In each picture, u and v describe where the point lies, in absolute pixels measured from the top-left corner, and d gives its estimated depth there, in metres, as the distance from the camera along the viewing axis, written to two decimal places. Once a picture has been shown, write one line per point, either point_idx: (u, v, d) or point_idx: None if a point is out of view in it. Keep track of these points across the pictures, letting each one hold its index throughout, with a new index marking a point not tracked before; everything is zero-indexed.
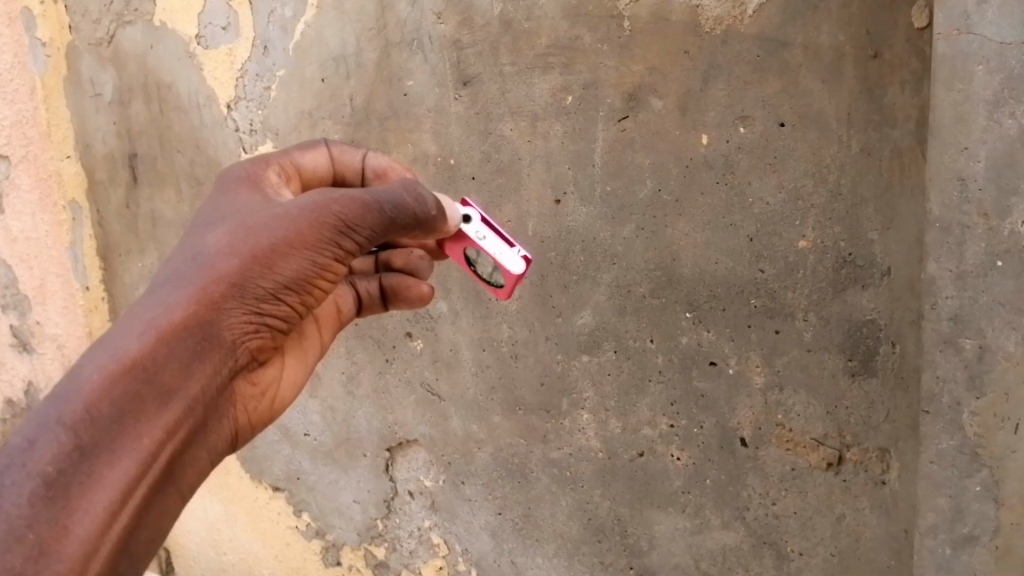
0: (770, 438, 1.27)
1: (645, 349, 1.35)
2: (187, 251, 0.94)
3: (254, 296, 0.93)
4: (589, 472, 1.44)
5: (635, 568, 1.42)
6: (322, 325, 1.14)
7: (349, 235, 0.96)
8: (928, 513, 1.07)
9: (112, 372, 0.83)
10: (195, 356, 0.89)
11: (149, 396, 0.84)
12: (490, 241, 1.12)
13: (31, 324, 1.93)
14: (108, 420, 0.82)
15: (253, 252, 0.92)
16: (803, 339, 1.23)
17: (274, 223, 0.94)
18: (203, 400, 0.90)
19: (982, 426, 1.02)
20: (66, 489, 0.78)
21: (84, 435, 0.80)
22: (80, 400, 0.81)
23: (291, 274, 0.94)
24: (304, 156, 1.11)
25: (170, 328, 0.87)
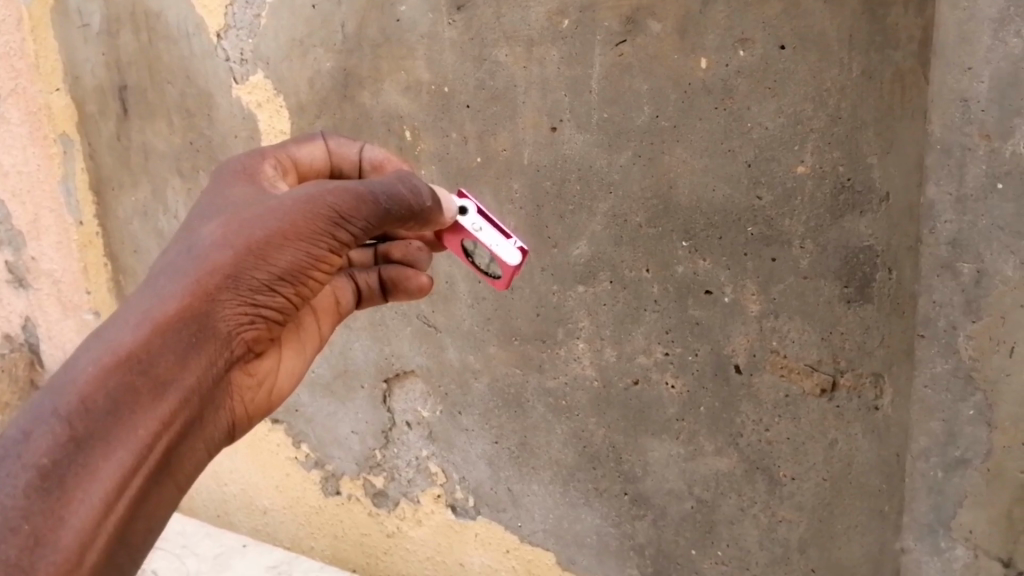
0: (763, 364, 1.27)
1: (642, 278, 1.34)
2: (182, 245, 0.95)
3: (249, 288, 0.93)
4: (584, 401, 1.45)
5: (629, 495, 1.44)
6: (322, 317, 1.15)
7: (344, 226, 0.97)
8: (921, 436, 1.08)
9: (107, 364, 0.83)
10: (190, 348, 0.89)
11: (145, 388, 0.84)
12: (487, 232, 1.15)
13: (26, 259, 1.99)
14: (104, 411, 0.82)
15: (247, 244, 0.93)
16: (799, 267, 1.21)
17: (268, 215, 0.95)
18: (199, 393, 0.90)
19: (977, 350, 1.01)
20: (61, 480, 0.78)
21: (79, 425, 0.80)
22: (75, 391, 0.81)
23: (287, 265, 0.95)
24: (301, 150, 1.16)
25: (165, 320, 0.87)
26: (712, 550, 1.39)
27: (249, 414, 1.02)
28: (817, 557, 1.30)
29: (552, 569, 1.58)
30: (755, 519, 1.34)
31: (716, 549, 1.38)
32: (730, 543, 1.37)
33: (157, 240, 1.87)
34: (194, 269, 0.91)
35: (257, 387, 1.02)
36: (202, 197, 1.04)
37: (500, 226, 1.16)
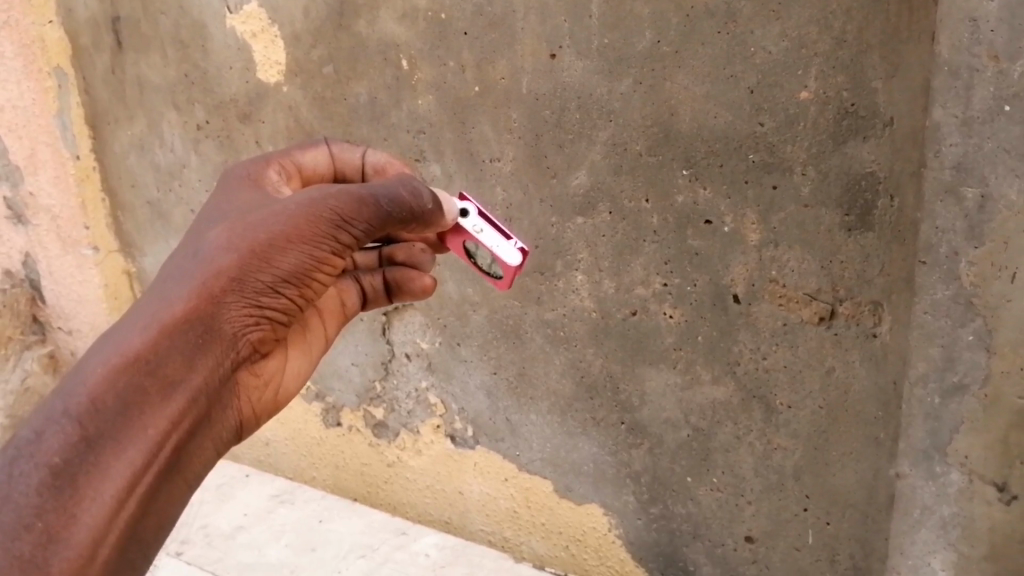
0: (762, 294, 1.26)
1: (641, 209, 1.32)
2: (189, 249, 0.96)
3: (253, 290, 0.95)
4: (581, 332, 1.45)
5: (626, 424, 1.45)
6: (325, 317, 1.17)
7: (345, 229, 0.99)
8: (920, 363, 1.09)
9: (118, 366, 0.84)
10: (198, 349, 0.90)
11: (154, 390, 0.85)
12: (488, 233, 1.15)
13: (25, 194, 1.96)
14: (115, 411, 0.83)
15: (251, 247, 0.94)
16: (800, 195, 1.20)
17: (272, 219, 0.96)
18: (207, 394, 0.92)
19: (979, 275, 1.00)
20: (73, 479, 0.79)
21: (90, 425, 0.81)
22: (86, 392, 0.82)
23: (290, 267, 0.97)
24: (305, 156, 1.17)
25: (173, 322, 0.88)
26: (708, 478, 1.40)
27: (255, 413, 1.03)
28: (812, 484, 1.31)
29: (550, 497, 1.60)
30: (751, 447, 1.35)
31: (712, 477, 1.40)
32: (726, 471, 1.38)
33: (154, 174, 1.85)
34: (201, 271, 0.92)
35: (262, 387, 1.04)
36: (209, 201, 1.05)
37: (501, 226, 1.16)
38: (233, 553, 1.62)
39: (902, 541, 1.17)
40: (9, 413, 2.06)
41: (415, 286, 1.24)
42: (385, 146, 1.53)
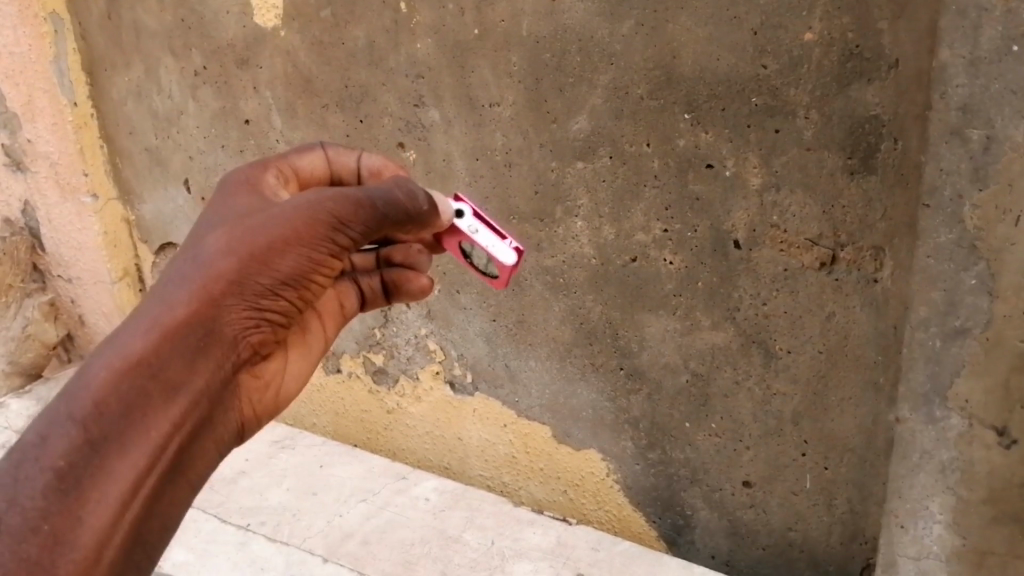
0: (763, 240, 1.25)
1: (641, 154, 1.30)
2: (188, 250, 0.91)
3: (253, 292, 0.91)
4: (581, 278, 1.44)
5: (625, 370, 1.45)
6: (326, 320, 1.12)
7: (344, 229, 0.95)
8: (922, 307, 1.08)
9: (120, 369, 0.81)
10: (199, 352, 0.87)
11: (156, 394, 0.82)
12: (482, 234, 1.11)
13: (24, 141, 1.93)
14: (117, 416, 0.79)
15: (250, 250, 0.90)
16: (803, 138, 1.17)
17: (271, 221, 0.92)
18: (208, 397, 0.89)
19: (982, 219, 1.00)
20: (77, 482, 0.76)
21: (93, 429, 0.78)
22: (87, 396, 0.79)
23: (289, 268, 0.93)
24: (301, 158, 1.10)
25: (174, 323, 0.85)
26: (706, 423, 1.41)
27: (256, 416, 1.00)
28: (810, 428, 1.32)
29: (549, 442, 1.61)
30: (750, 393, 1.35)
31: (710, 422, 1.40)
32: (724, 416, 1.38)
33: (151, 121, 1.83)
34: (200, 273, 0.88)
35: (262, 392, 1.00)
36: (203, 204, 0.99)
37: (496, 227, 1.13)
38: (234, 497, 1.63)
39: (899, 484, 1.18)
40: (11, 360, 2.08)
41: (413, 288, 1.19)
42: (383, 92, 1.50)
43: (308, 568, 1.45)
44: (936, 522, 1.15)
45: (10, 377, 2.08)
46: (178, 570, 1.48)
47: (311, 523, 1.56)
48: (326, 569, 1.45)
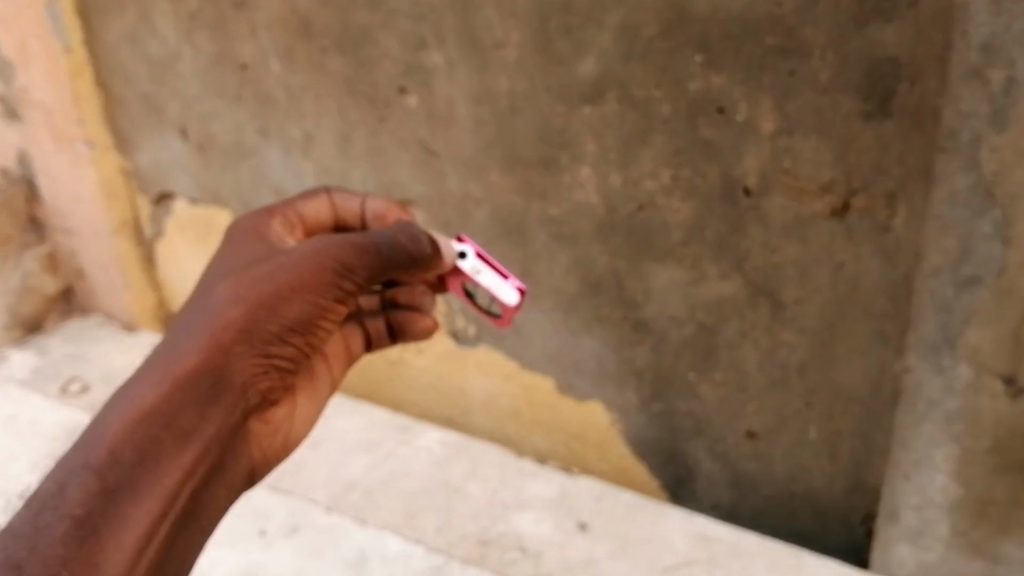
0: (774, 186, 1.22)
1: (651, 98, 1.25)
2: (197, 305, 1.04)
3: (258, 341, 1.04)
4: (587, 227, 1.40)
5: (631, 321, 1.43)
6: (333, 361, 1.22)
7: (347, 276, 1.09)
8: (934, 254, 1.06)
9: (134, 422, 0.95)
10: (207, 402, 1.00)
11: (166, 440, 0.96)
12: (486, 275, 1.22)
13: (19, 90, 1.88)
14: (132, 463, 0.93)
15: (255, 300, 1.04)
16: (818, 80, 1.14)
17: (276, 271, 1.05)
18: (215, 442, 1.02)
19: (999, 163, 0.97)
20: (95, 528, 0.89)
21: (109, 478, 0.91)
22: (105, 444, 0.93)
23: (294, 316, 1.06)
24: (306, 204, 1.22)
25: (184, 376, 0.99)
26: (711, 374, 1.39)
27: (263, 455, 1.14)
28: (817, 379, 1.31)
29: (552, 394, 1.60)
30: (756, 344, 1.33)
31: (715, 373, 1.39)
32: (730, 368, 1.37)
33: (147, 67, 1.76)
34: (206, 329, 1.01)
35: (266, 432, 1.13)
36: (220, 252, 1.14)
37: (497, 267, 1.23)
38: None
39: (906, 435, 1.17)
40: (11, 313, 2.06)
41: (415, 328, 1.28)
42: (384, 34, 1.42)
43: (310, 517, 1.45)
44: (939, 473, 1.15)
45: (11, 327, 2.07)
46: None
47: (314, 474, 1.54)
48: (330, 519, 1.44)
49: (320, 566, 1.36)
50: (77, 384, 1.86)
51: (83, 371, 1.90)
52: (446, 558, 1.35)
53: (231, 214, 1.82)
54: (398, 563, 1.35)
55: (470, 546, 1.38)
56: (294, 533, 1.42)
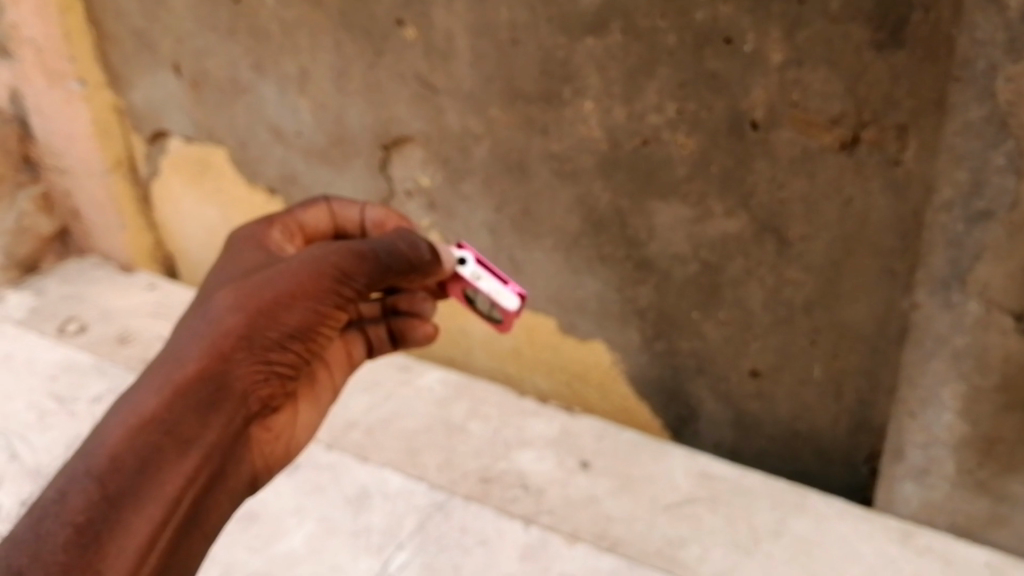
0: (782, 120, 1.18)
1: (657, 28, 1.21)
2: (198, 310, 0.99)
3: (260, 347, 0.98)
4: (589, 164, 1.37)
5: (633, 260, 1.41)
6: (334, 369, 1.17)
7: (348, 282, 1.04)
8: (946, 188, 1.03)
9: (134, 429, 0.90)
10: (210, 408, 0.94)
11: (168, 449, 0.91)
12: (486, 280, 1.17)
13: (9, 26, 1.82)
14: (134, 471, 0.88)
15: (257, 305, 0.98)
16: (829, 9, 1.09)
17: (278, 276, 1.01)
18: (218, 451, 0.96)
19: (1015, 93, 0.94)
20: (97, 535, 0.84)
21: (111, 485, 0.86)
22: (106, 451, 0.88)
23: (296, 322, 1.01)
24: (306, 214, 1.20)
25: (185, 381, 0.93)
26: (715, 313, 1.38)
27: (266, 465, 1.08)
28: (823, 317, 1.29)
29: (554, 335, 1.59)
30: (761, 282, 1.31)
31: (718, 311, 1.37)
32: (734, 306, 1.35)
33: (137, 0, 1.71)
34: (207, 334, 0.96)
35: (268, 441, 1.07)
36: (219, 261, 1.10)
37: (496, 272, 1.19)
38: None
39: (911, 372, 1.16)
40: (8, 253, 2.03)
41: (417, 334, 1.23)
42: None
43: (311, 455, 1.44)
44: (946, 411, 1.15)
45: (8, 268, 2.04)
46: None
47: None
48: (331, 457, 1.44)
49: (321, 503, 1.36)
50: (74, 324, 1.83)
51: (81, 312, 1.87)
52: (449, 495, 1.36)
53: (227, 152, 1.79)
54: (400, 501, 1.35)
55: (472, 483, 1.38)
56: (295, 471, 1.42)
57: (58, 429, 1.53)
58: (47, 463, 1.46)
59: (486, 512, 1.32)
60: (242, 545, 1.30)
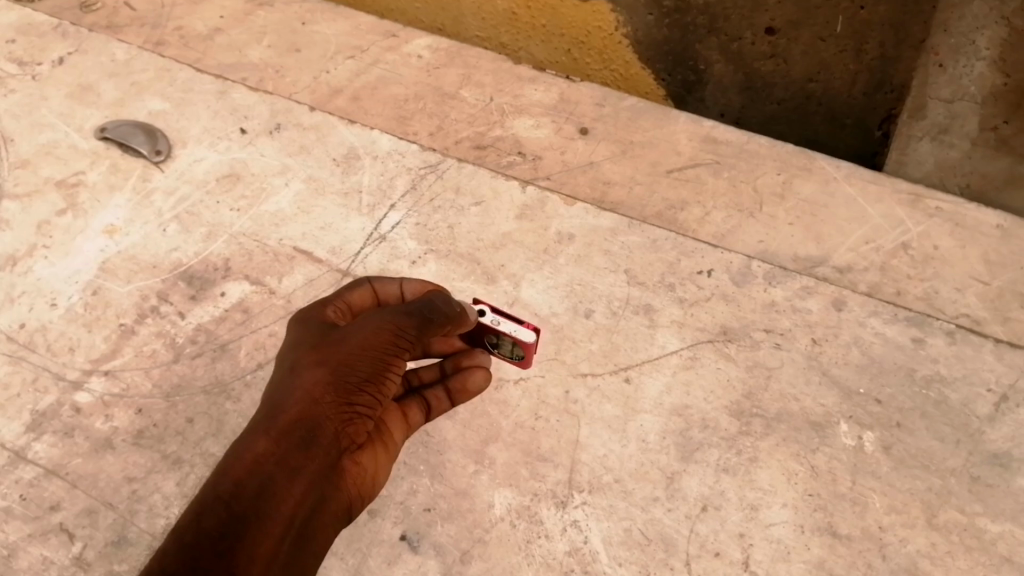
0: None
1: None
2: (281, 377, 0.89)
3: (348, 394, 0.86)
4: None
5: None
6: (397, 433, 0.97)
7: (408, 330, 0.91)
8: None
9: (244, 466, 0.80)
10: (311, 447, 0.83)
11: (281, 481, 0.80)
12: (506, 321, 1.02)
13: None
14: (253, 497, 0.78)
15: (336, 358, 0.87)
16: None
17: (346, 336, 0.89)
18: (322, 497, 0.83)
19: None
20: (231, 545, 0.74)
21: (238, 505, 0.77)
22: (230, 477, 0.79)
23: (371, 371, 0.88)
24: (352, 293, 1.01)
25: (280, 427, 0.83)
26: None
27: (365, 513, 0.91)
28: None
29: None
30: None
31: None
32: None
33: None
34: (291, 392, 0.86)
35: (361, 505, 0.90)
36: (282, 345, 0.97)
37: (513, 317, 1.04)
38: (212, 55, 1.47)
39: (947, 18, 1.19)
40: None
41: (476, 380, 1.03)
42: None
43: (293, 116, 1.36)
44: (979, 60, 1.18)
45: None
46: (157, 120, 1.37)
47: (297, 79, 1.42)
48: (314, 118, 1.35)
49: (306, 163, 1.30)
50: None
51: None
52: (441, 157, 1.29)
53: None
54: (390, 161, 1.29)
55: (466, 150, 1.31)
56: (277, 132, 1.34)
57: (20, 93, 1.42)
58: (11, 127, 1.37)
59: (481, 173, 1.27)
60: (231, 205, 1.26)
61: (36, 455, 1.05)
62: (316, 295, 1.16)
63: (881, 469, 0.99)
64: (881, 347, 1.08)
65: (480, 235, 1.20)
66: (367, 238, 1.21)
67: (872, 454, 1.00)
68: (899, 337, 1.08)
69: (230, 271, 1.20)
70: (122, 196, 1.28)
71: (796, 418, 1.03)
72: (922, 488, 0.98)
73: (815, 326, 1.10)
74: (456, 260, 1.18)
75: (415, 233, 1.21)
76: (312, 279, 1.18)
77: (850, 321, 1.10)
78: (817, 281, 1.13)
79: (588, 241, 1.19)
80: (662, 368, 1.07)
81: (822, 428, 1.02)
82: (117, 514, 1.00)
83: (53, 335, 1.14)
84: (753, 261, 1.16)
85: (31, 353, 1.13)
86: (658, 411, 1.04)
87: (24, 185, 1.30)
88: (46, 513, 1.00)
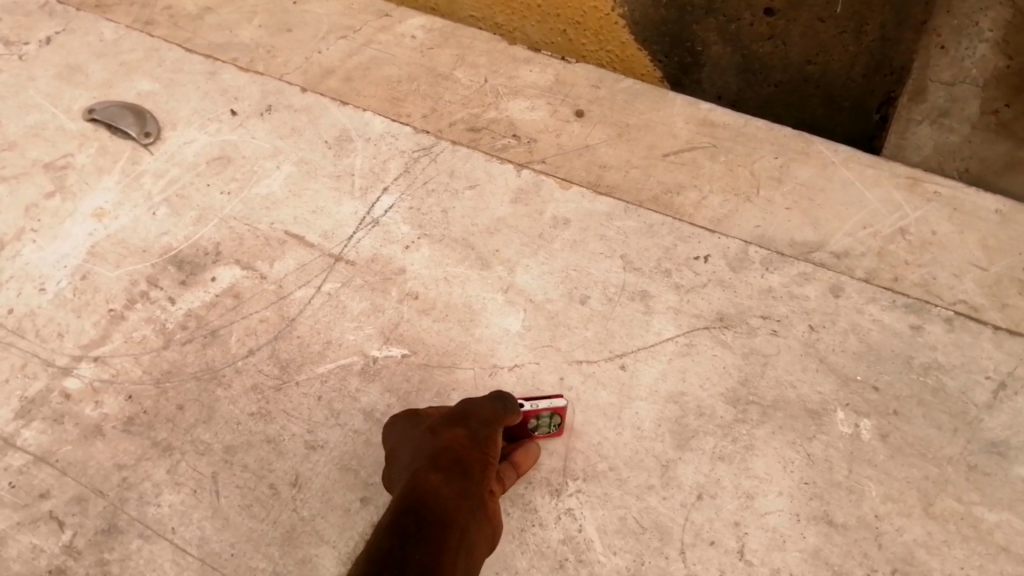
0: None
1: None
2: (406, 449, 0.85)
3: (481, 449, 0.83)
4: None
5: None
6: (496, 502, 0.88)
7: (507, 411, 0.90)
8: None
9: (415, 494, 0.73)
10: (470, 483, 0.78)
11: (456, 504, 0.74)
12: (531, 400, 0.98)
13: None
14: (438, 514, 0.72)
15: (461, 422, 0.85)
16: None
17: (461, 409, 0.88)
18: (483, 536, 0.76)
19: None
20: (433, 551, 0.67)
21: (429, 519, 0.71)
22: (408, 500, 0.73)
23: (490, 436, 0.86)
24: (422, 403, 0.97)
25: (437, 467, 0.78)
26: None
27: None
28: None
29: None
30: None
31: None
32: None
33: None
34: (433, 446, 0.82)
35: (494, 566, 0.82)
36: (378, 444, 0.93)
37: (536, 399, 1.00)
38: (202, 34, 1.45)
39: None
40: None
41: (533, 448, 0.97)
42: None
43: (285, 97, 1.34)
44: (982, 41, 1.19)
45: None
46: (146, 101, 1.35)
47: (288, 59, 1.40)
48: (306, 100, 1.34)
49: (298, 146, 1.29)
50: None
51: None
52: (435, 140, 1.28)
53: None
54: (383, 144, 1.28)
55: (460, 132, 1.29)
56: (268, 114, 1.32)
57: (7, 73, 1.39)
58: None
59: (475, 156, 1.25)
60: (220, 189, 1.25)
61: (25, 442, 1.04)
62: (308, 280, 1.15)
63: (878, 457, 0.99)
64: (879, 333, 1.07)
65: (475, 219, 1.19)
66: (360, 222, 1.20)
67: (869, 442, 1.00)
68: (896, 323, 1.08)
69: (221, 256, 1.18)
70: (112, 178, 1.26)
71: (792, 406, 1.03)
72: (919, 476, 0.98)
73: (812, 312, 1.09)
74: (450, 245, 1.17)
75: (409, 217, 1.20)
76: (304, 264, 1.17)
77: (847, 307, 1.09)
78: (813, 267, 1.13)
79: (584, 226, 1.18)
80: (658, 354, 1.07)
81: (819, 416, 1.02)
82: (107, 502, 0.99)
83: (41, 320, 1.13)
84: (749, 246, 1.15)
85: (20, 339, 1.12)
86: (653, 399, 1.04)
87: (11, 168, 1.28)
88: (36, 501, 1.00)
